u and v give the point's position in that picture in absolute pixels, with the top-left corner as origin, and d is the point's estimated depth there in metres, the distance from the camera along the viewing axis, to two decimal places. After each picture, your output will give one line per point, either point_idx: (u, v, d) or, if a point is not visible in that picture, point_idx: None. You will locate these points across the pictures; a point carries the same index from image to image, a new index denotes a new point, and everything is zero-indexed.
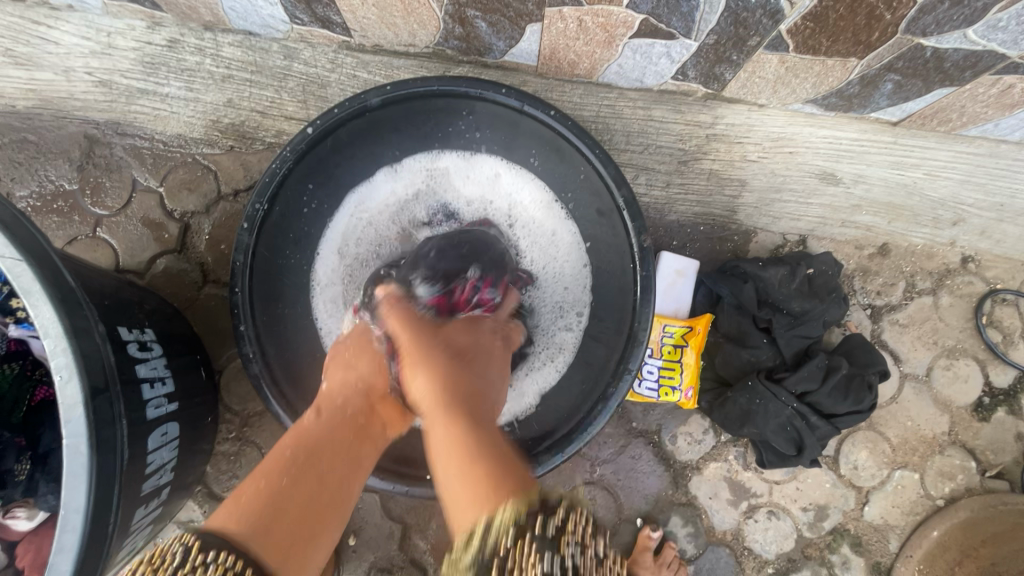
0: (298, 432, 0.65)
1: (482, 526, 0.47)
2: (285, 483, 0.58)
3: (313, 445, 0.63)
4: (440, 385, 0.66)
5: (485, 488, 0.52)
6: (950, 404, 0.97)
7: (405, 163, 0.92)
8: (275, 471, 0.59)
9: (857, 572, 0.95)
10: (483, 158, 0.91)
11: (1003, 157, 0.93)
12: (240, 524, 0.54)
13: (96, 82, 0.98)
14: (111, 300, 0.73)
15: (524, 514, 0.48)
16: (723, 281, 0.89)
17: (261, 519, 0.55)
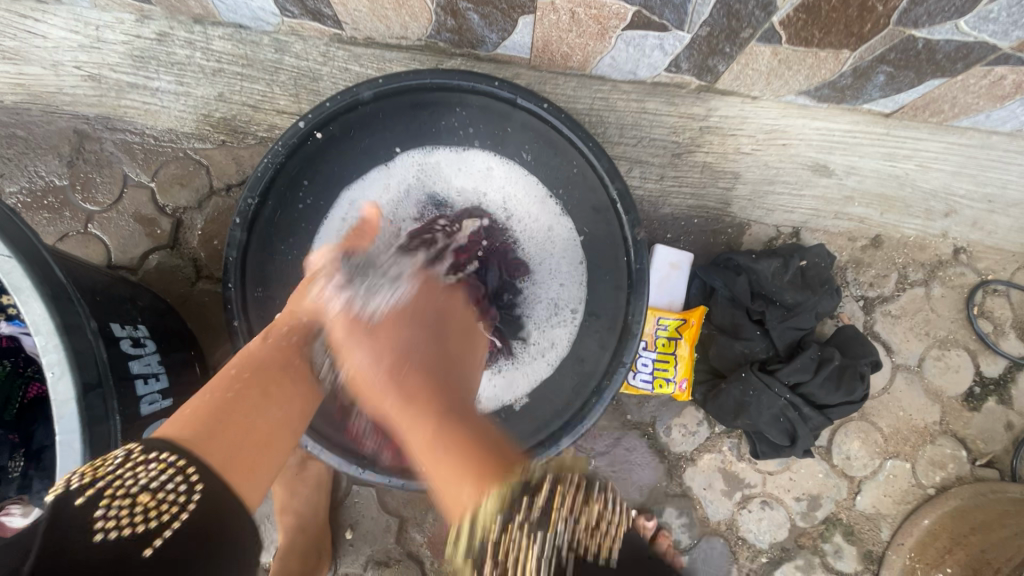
0: (250, 358, 0.67)
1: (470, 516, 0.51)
2: (232, 395, 0.61)
3: (263, 372, 0.65)
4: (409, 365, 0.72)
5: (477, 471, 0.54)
6: (942, 394, 0.98)
7: (398, 159, 0.91)
8: (223, 387, 0.61)
9: (849, 561, 0.97)
10: (477, 153, 0.90)
11: (995, 148, 0.94)
12: (184, 430, 0.56)
13: (85, 77, 0.97)
14: (103, 296, 0.73)
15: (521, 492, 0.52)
16: (716, 273, 0.90)
17: (205, 429, 0.56)
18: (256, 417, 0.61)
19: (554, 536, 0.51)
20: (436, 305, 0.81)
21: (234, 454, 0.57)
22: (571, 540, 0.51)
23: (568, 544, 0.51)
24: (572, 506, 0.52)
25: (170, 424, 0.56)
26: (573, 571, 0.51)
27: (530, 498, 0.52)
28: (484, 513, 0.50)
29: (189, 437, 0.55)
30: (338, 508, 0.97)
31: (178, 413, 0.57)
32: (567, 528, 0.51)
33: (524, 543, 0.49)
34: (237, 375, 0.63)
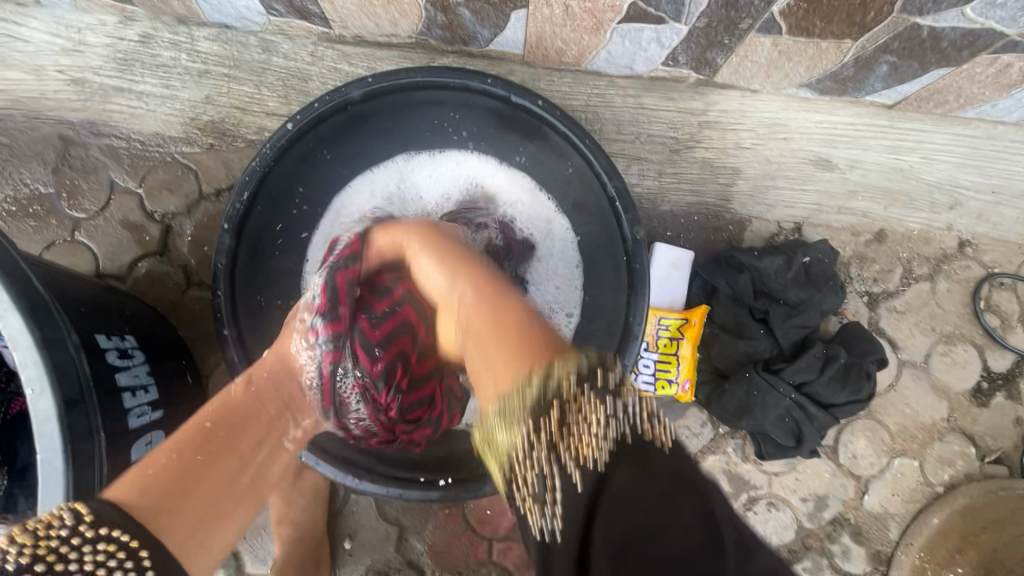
0: (226, 405, 0.66)
1: (542, 378, 0.51)
2: (199, 459, 0.58)
3: (231, 419, 0.65)
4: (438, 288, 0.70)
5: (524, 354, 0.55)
6: (949, 390, 0.96)
7: (378, 168, 0.90)
8: (185, 447, 0.59)
9: (857, 561, 0.95)
10: (457, 157, 0.90)
11: (1000, 139, 0.92)
12: (140, 496, 0.52)
13: (69, 81, 0.95)
14: (88, 307, 0.71)
15: (580, 365, 0.52)
16: (718, 271, 0.88)
17: (161, 492, 0.53)
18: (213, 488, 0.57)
19: (608, 408, 0.51)
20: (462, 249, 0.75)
21: (194, 521, 0.54)
22: (625, 406, 0.52)
23: (623, 412, 0.52)
24: (607, 386, 0.52)
25: (131, 484, 0.53)
26: (629, 441, 0.51)
27: (551, 417, 0.50)
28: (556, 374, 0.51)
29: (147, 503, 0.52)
30: (336, 517, 0.95)
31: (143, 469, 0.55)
32: (608, 407, 0.51)
33: (572, 425, 0.50)
34: (212, 430, 0.63)
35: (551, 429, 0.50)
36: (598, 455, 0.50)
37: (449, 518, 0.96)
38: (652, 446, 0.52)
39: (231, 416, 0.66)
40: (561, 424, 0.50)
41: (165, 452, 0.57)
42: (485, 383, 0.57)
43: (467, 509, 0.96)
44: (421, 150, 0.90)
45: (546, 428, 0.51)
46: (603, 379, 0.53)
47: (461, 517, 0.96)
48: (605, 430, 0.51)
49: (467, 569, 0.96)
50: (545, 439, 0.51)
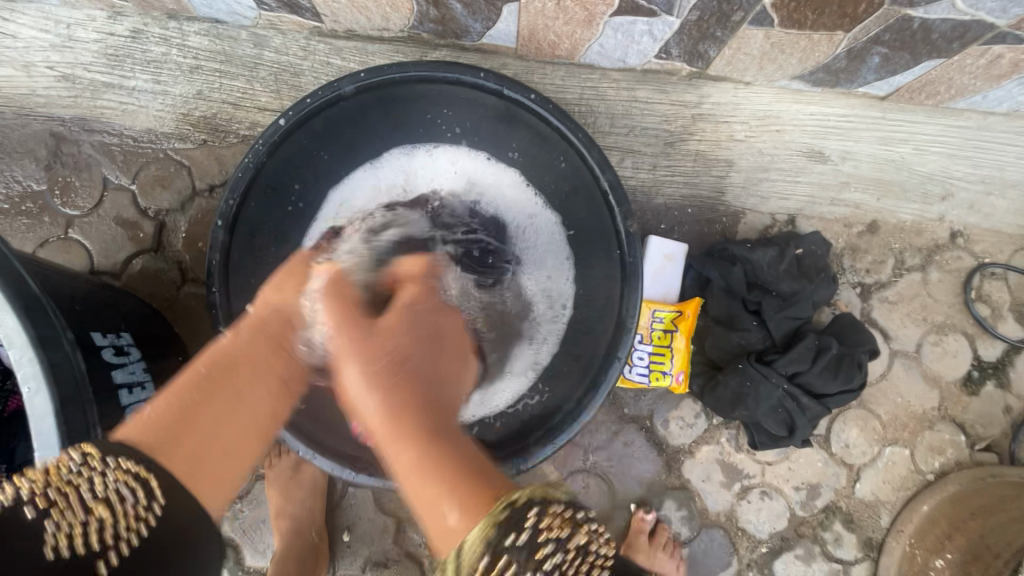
0: (221, 359, 0.56)
1: (460, 540, 0.47)
2: (203, 402, 0.54)
3: (228, 372, 0.55)
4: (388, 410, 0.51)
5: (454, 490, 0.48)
6: (940, 379, 0.97)
7: (374, 165, 0.91)
8: (186, 393, 0.53)
9: (849, 548, 0.96)
10: (451, 153, 0.90)
11: (992, 129, 0.92)
12: (145, 435, 0.51)
13: (59, 77, 0.94)
14: (83, 305, 0.71)
15: (532, 501, 0.50)
16: (711, 264, 0.88)
17: (167, 429, 0.52)
18: (225, 434, 0.54)
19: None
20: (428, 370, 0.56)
21: (191, 471, 0.53)
22: (558, 556, 0.51)
23: (552, 564, 0.50)
24: (547, 528, 0.49)
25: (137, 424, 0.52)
26: None
27: (517, 533, 0.47)
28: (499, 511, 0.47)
29: (154, 446, 0.51)
30: (335, 510, 0.96)
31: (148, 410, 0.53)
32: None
33: None
34: (203, 380, 0.54)
35: None
36: None
37: None
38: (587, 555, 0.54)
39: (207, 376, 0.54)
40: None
41: (167, 397, 0.53)
42: (443, 533, 0.48)
43: None
44: (416, 146, 0.91)
45: None
46: (549, 499, 0.51)
47: None
48: (549, 555, 0.50)
49: None
50: None
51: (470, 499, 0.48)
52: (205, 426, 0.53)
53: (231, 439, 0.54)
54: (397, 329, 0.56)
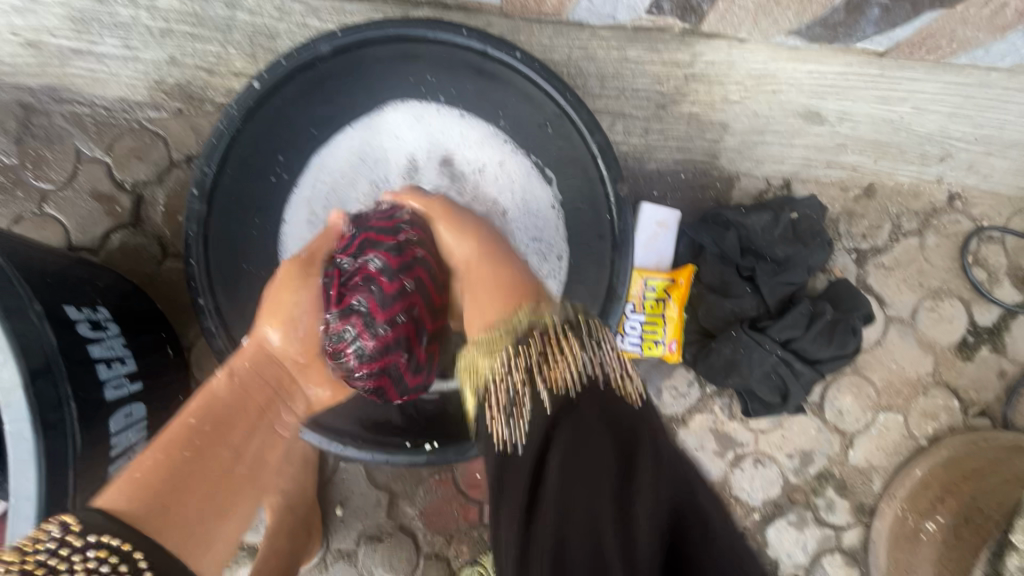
0: (212, 412, 0.59)
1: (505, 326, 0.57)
2: (188, 455, 0.54)
3: (217, 428, 0.58)
4: (479, 237, 0.72)
5: (506, 295, 0.61)
6: (934, 344, 0.96)
7: (352, 132, 0.88)
8: (176, 443, 0.54)
9: (842, 513, 0.97)
10: (429, 116, 0.88)
11: (994, 86, 0.90)
12: (132, 500, 0.48)
13: (24, 44, 0.90)
14: (56, 278, 0.68)
15: (537, 322, 0.56)
16: (705, 230, 0.86)
17: (158, 501, 0.49)
18: (215, 480, 0.55)
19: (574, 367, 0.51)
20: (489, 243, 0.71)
21: (184, 521, 0.50)
22: (591, 359, 0.53)
23: (589, 363, 0.52)
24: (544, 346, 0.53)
25: (121, 489, 0.48)
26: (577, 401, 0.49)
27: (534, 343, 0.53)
28: (517, 319, 0.57)
29: (141, 504, 0.48)
30: (327, 485, 0.95)
31: (130, 472, 0.50)
32: (578, 358, 0.52)
33: (549, 358, 0.51)
34: (194, 448, 0.55)
35: (530, 355, 0.52)
36: (563, 388, 0.50)
37: (439, 483, 0.97)
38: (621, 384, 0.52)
39: (192, 448, 0.55)
40: (538, 357, 0.52)
41: (153, 452, 0.53)
42: (488, 313, 0.61)
43: (457, 474, 0.97)
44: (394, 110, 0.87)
45: (525, 356, 0.53)
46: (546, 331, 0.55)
47: (452, 482, 0.97)
48: (576, 367, 0.51)
49: (458, 531, 0.97)
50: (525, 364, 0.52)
51: (501, 304, 0.60)
52: (198, 475, 0.53)
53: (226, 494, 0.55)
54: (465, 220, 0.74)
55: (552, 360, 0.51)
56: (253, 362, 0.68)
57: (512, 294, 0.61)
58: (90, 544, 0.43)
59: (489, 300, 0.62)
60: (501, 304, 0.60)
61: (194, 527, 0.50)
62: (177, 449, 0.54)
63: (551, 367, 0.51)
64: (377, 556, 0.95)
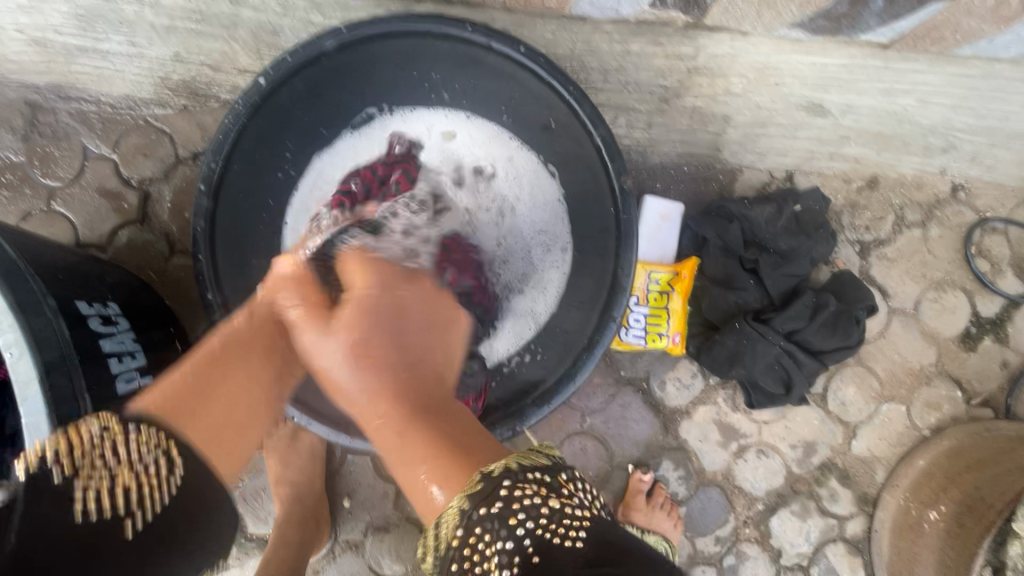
0: (235, 345, 0.57)
1: (437, 522, 0.49)
2: (207, 381, 0.54)
3: (234, 358, 0.57)
4: (376, 384, 0.57)
5: (453, 467, 0.50)
6: (937, 336, 0.97)
7: (354, 133, 0.89)
8: (209, 359, 0.55)
9: (845, 503, 0.97)
10: (429, 116, 0.89)
11: (997, 77, 0.90)
12: (162, 403, 0.50)
13: (31, 42, 0.90)
14: (68, 274, 0.69)
15: (466, 506, 0.48)
16: (708, 223, 0.86)
17: (177, 412, 0.51)
18: (243, 402, 0.57)
19: (509, 538, 0.47)
20: (400, 356, 0.59)
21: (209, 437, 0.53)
22: (529, 526, 0.47)
23: (519, 539, 0.47)
24: (494, 511, 0.47)
25: (155, 395, 0.51)
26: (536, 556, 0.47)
27: (487, 503, 0.48)
28: (500, 472, 0.49)
29: (167, 417, 0.50)
30: (335, 477, 0.97)
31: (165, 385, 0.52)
32: (501, 541, 0.47)
33: (475, 563, 0.47)
34: (203, 380, 0.53)
35: (457, 557, 0.48)
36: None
37: None
38: (567, 498, 0.51)
39: (211, 371, 0.54)
40: (466, 555, 0.48)
41: (186, 366, 0.54)
42: (425, 505, 0.51)
43: None
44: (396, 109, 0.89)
45: (455, 556, 0.48)
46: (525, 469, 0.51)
47: None
48: (506, 548, 0.47)
49: None
50: (456, 559, 0.48)
51: (451, 473, 0.50)
52: (228, 400, 0.55)
53: (251, 414, 0.58)
54: (384, 295, 0.65)
55: (483, 558, 0.47)
56: (285, 309, 0.63)
57: (455, 452, 0.51)
58: (136, 431, 0.47)
59: (407, 454, 0.52)
60: (432, 463, 0.50)
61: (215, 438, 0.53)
62: (195, 378, 0.53)
63: (487, 563, 0.47)
64: (385, 546, 0.96)
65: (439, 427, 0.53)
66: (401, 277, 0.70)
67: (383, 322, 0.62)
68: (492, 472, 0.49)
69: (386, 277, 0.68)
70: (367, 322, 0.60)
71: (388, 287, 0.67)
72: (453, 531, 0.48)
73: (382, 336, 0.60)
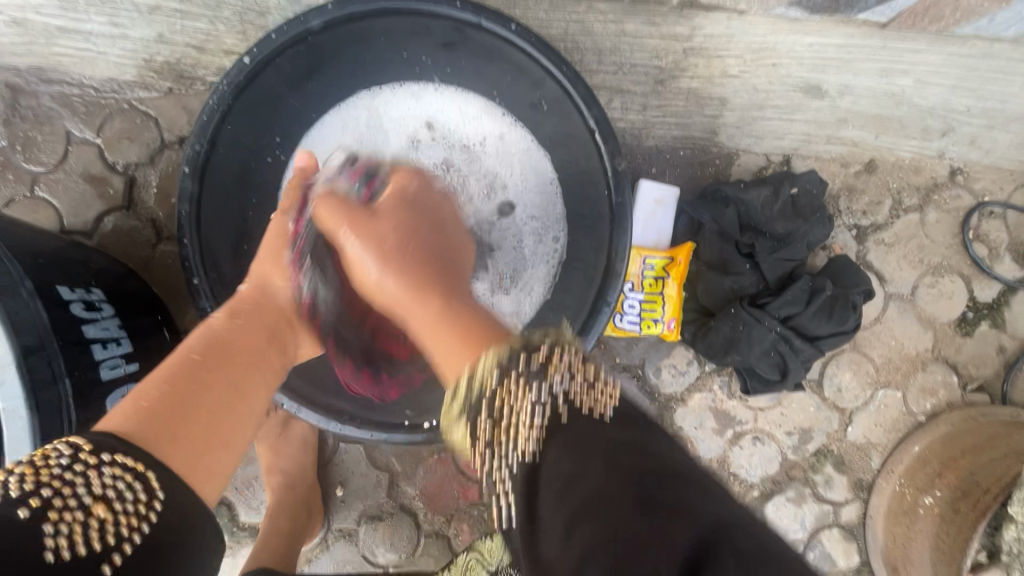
0: (211, 336, 0.60)
1: (467, 377, 0.49)
2: (191, 388, 0.54)
3: (223, 355, 0.58)
4: (408, 287, 0.60)
5: (466, 338, 0.53)
6: (934, 321, 0.96)
7: (340, 108, 0.88)
8: (186, 370, 0.55)
9: (840, 489, 0.97)
10: (416, 89, 0.88)
11: (996, 58, 0.89)
12: (134, 422, 0.49)
13: (10, 22, 0.88)
14: (48, 258, 0.68)
15: (501, 357, 0.49)
16: (704, 206, 0.85)
17: (150, 420, 0.49)
18: (228, 420, 0.55)
19: (543, 392, 0.47)
20: (421, 250, 0.64)
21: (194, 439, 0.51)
22: (557, 387, 0.47)
23: (554, 394, 0.47)
24: (533, 368, 0.48)
25: (124, 414, 0.49)
26: (565, 417, 0.46)
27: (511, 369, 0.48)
28: (482, 369, 0.48)
29: (150, 430, 0.49)
30: (327, 466, 0.96)
31: (134, 402, 0.50)
32: (534, 393, 0.47)
33: (504, 420, 0.46)
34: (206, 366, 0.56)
35: (485, 426, 0.47)
36: (532, 450, 0.45)
37: (439, 463, 0.97)
38: (593, 388, 0.48)
39: (196, 379, 0.54)
40: (493, 423, 0.47)
41: (157, 380, 0.53)
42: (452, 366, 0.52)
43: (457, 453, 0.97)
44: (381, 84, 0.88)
45: (482, 427, 0.47)
46: (532, 346, 0.50)
47: (452, 462, 0.97)
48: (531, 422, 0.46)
49: (458, 510, 0.97)
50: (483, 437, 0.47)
51: (465, 348, 0.52)
52: (210, 399, 0.54)
53: (240, 421, 0.56)
54: (383, 232, 0.64)
55: (512, 402, 0.47)
56: (257, 302, 0.67)
57: (472, 330, 0.54)
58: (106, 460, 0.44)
59: (438, 337, 0.55)
60: (451, 338, 0.53)
61: (203, 450, 0.52)
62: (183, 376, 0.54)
63: (517, 426, 0.46)
64: (378, 535, 0.96)
65: (449, 296, 0.59)
66: (420, 202, 0.71)
67: (399, 225, 0.66)
68: (470, 373, 0.49)
69: (415, 211, 0.69)
70: (353, 232, 0.65)
71: (416, 224, 0.67)
72: (473, 394, 0.48)
73: (371, 260, 0.63)
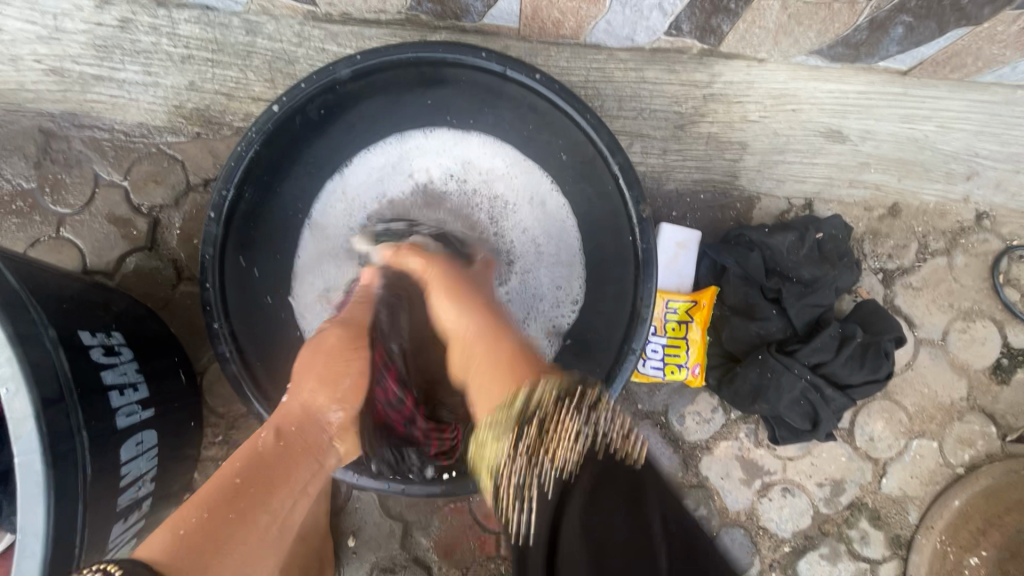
0: (254, 457, 0.63)
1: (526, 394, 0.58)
2: (231, 517, 0.57)
3: (258, 468, 0.62)
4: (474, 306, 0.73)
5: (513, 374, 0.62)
6: (968, 368, 0.93)
7: (370, 154, 0.88)
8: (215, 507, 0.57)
9: (877, 546, 0.92)
10: (446, 136, 0.89)
11: (1018, 104, 0.89)
12: (167, 553, 0.52)
13: (47, 71, 0.91)
14: (71, 302, 0.67)
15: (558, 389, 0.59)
16: (727, 251, 0.83)
17: (188, 544, 0.53)
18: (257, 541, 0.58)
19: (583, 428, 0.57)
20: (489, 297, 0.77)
21: (214, 547, 0.54)
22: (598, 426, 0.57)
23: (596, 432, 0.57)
24: (580, 407, 0.58)
25: (162, 548, 0.52)
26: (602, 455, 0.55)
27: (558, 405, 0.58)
28: (541, 392, 0.58)
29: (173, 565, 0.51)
30: (339, 514, 0.92)
31: (171, 533, 0.54)
32: (576, 425, 0.57)
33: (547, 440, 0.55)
34: (242, 486, 0.60)
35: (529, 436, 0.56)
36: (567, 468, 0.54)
37: (454, 512, 0.93)
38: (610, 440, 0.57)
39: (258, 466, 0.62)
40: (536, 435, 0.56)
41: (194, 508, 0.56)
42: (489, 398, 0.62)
43: (473, 502, 0.94)
44: (414, 130, 0.88)
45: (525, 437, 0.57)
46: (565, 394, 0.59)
47: (468, 511, 0.93)
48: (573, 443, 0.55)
49: (474, 564, 0.93)
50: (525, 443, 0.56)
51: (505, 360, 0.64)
52: (239, 539, 0.56)
53: (261, 547, 0.58)
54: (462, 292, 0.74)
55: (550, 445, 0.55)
56: (300, 423, 0.68)
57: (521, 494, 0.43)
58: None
59: None
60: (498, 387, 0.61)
61: (242, 559, 0.56)
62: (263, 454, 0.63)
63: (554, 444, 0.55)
64: None
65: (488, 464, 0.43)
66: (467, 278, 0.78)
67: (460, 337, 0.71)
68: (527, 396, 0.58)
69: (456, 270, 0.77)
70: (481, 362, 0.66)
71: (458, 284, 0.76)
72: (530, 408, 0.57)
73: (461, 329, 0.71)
